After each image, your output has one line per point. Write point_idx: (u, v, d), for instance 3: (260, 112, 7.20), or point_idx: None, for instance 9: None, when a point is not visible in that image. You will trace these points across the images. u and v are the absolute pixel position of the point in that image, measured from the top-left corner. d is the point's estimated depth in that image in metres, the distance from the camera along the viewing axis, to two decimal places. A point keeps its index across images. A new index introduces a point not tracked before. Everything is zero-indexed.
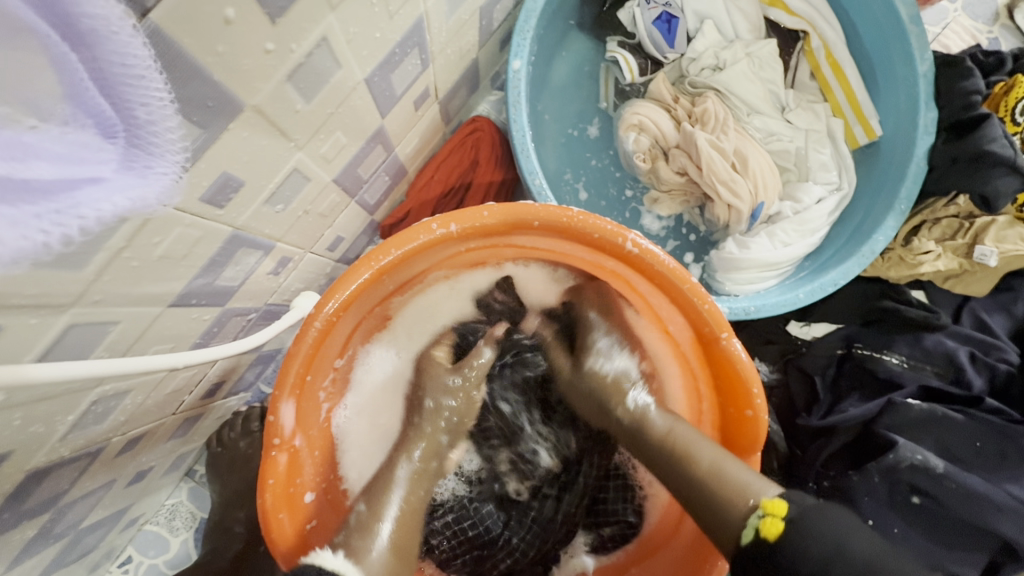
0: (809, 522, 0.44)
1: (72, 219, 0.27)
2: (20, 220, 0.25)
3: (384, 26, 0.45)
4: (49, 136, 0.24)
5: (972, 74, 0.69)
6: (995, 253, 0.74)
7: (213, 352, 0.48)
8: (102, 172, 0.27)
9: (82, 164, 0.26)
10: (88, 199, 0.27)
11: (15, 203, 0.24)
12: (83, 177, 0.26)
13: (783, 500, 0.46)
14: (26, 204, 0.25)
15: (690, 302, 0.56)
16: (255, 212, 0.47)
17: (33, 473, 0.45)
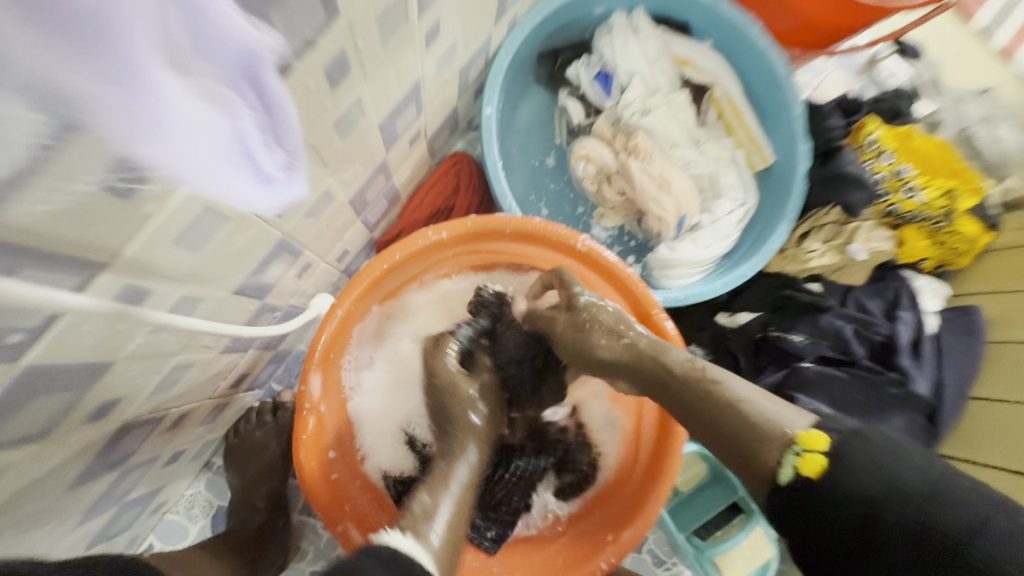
0: (845, 452, 0.49)
1: (267, 202, 0.40)
2: (248, 201, 0.37)
3: (394, 88, 0.62)
4: (266, 153, 0.36)
5: (830, 117, 0.96)
6: (863, 249, 0.95)
7: (256, 329, 0.61)
8: (280, 176, 0.39)
9: (275, 170, 0.38)
10: (274, 191, 0.39)
11: (248, 192, 0.36)
12: (273, 176, 0.38)
13: (820, 434, 0.51)
14: (251, 192, 0.37)
15: (628, 288, 0.75)
16: (296, 222, 0.62)
17: (121, 429, 0.58)
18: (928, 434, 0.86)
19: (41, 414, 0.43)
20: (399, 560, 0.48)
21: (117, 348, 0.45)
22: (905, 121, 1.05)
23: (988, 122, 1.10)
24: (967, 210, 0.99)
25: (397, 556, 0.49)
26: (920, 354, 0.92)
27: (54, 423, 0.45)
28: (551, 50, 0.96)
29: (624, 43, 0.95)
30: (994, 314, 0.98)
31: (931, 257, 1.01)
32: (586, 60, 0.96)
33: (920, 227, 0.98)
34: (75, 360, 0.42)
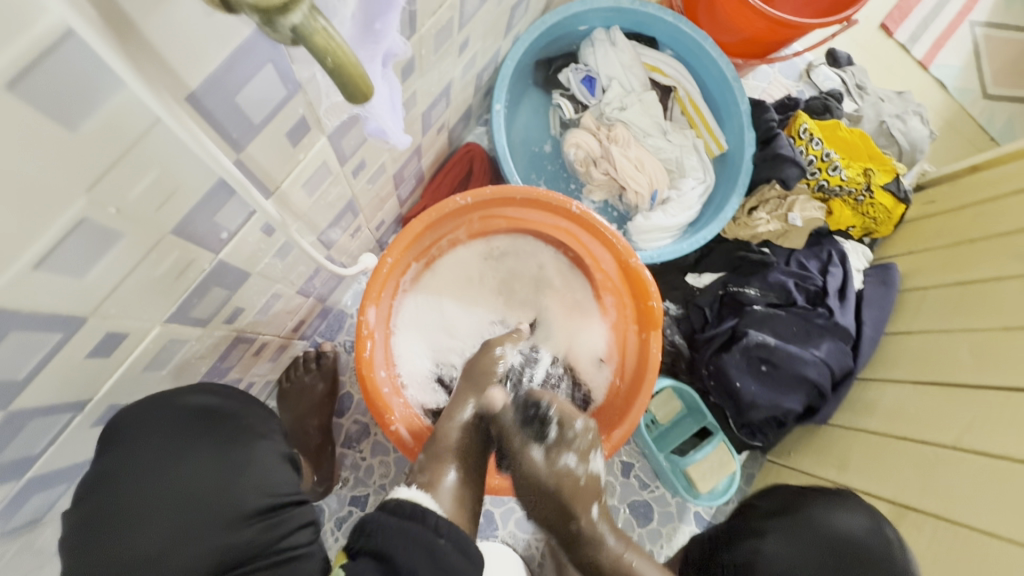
0: None
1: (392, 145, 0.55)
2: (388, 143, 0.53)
3: (436, 86, 0.82)
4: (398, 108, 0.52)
5: (768, 111, 1.21)
6: (799, 217, 1.16)
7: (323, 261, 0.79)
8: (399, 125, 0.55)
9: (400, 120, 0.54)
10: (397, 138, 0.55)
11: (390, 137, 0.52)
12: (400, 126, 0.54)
13: None
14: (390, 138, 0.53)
15: (612, 242, 0.96)
16: (362, 186, 0.82)
17: (232, 342, 0.76)
18: (848, 356, 1.10)
19: (211, 305, 0.60)
20: (405, 508, 0.65)
21: (257, 262, 0.64)
22: (835, 115, 1.28)
23: (900, 118, 1.35)
24: (883, 185, 1.22)
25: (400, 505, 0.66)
26: (845, 299, 1.15)
27: (213, 315, 0.63)
28: (546, 59, 1.19)
29: (604, 53, 1.17)
30: (906, 269, 1.21)
31: (856, 225, 1.25)
32: (574, 67, 1.18)
33: (845, 200, 1.23)
34: (238, 265, 0.60)
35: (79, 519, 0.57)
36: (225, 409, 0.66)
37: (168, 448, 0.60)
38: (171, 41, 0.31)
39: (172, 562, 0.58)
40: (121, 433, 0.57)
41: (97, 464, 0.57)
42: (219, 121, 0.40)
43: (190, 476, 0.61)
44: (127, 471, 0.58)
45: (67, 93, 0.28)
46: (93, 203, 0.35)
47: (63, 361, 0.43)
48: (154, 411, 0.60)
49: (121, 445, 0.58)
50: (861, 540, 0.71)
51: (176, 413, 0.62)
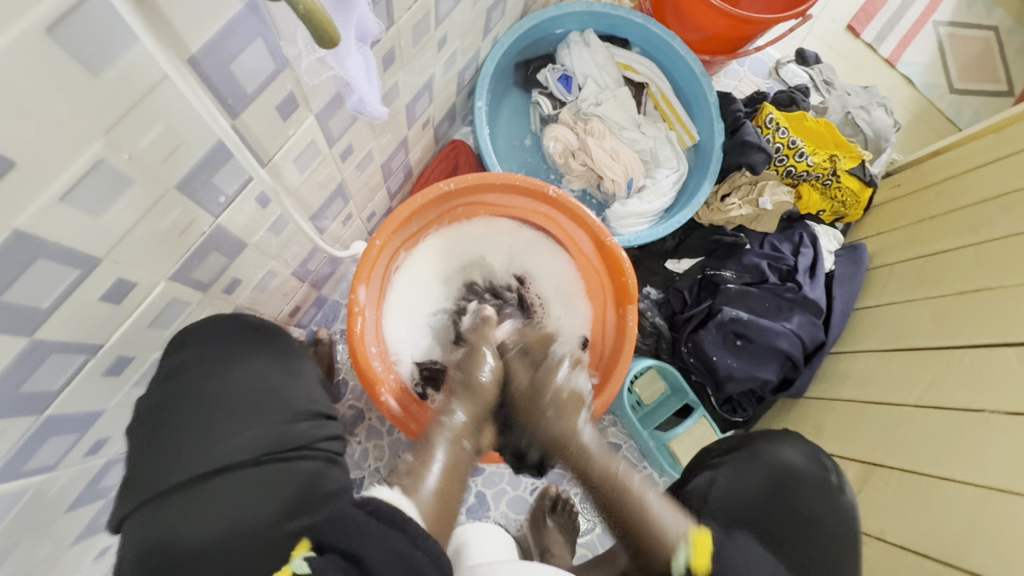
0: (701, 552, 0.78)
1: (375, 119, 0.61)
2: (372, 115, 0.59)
3: (417, 79, 0.89)
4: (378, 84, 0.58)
5: (735, 102, 1.28)
6: (768, 201, 1.22)
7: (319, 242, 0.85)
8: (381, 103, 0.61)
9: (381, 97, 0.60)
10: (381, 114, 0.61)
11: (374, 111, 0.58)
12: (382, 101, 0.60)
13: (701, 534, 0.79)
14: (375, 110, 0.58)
15: (588, 223, 1.03)
16: (350, 173, 0.88)
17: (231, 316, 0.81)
18: (818, 328, 1.15)
19: (211, 270, 0.67)
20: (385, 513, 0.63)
21: (253, 234, 0.70)
22: (801, 107, 1.35)
23: (865, 109, 1.41)
24: (848, 170, 1.28)
25: (380, 508, 0.64)
26: (815, 276, 1.20)
27: (212, 280, 0.69)
28: (524, 61, 1.27)
29: (579, 54, 1.25)
30: (874, 249, 1.27)
31: (826, 209, 1.31)
32: (551, 67, 1.26)
33: (814, 184, 1.28)
34: (235, 233, 0.66)
35: (155, 401, 0.64)
36: (276, 330, 0.77)
37: (235, 349, 0.70)
38: (175, 5, 0.38)
39: (232, 443, 0.65)
40: (197, 334, 0.67)
41: (181, 354, 0.66)
42: (216, 86, 0.47)
43: (250, 375, 0.70)
44: (199, 362, 0.67)
45: (92, 43, 0.35)
46: (109, 146, 0.41)
47: (80, 299, 0.49)
48: (225, 320, 0.71)
49: (198, 337, 0.68)
50: (799, 468, 0.90)
51: (240, 326, 0.73)
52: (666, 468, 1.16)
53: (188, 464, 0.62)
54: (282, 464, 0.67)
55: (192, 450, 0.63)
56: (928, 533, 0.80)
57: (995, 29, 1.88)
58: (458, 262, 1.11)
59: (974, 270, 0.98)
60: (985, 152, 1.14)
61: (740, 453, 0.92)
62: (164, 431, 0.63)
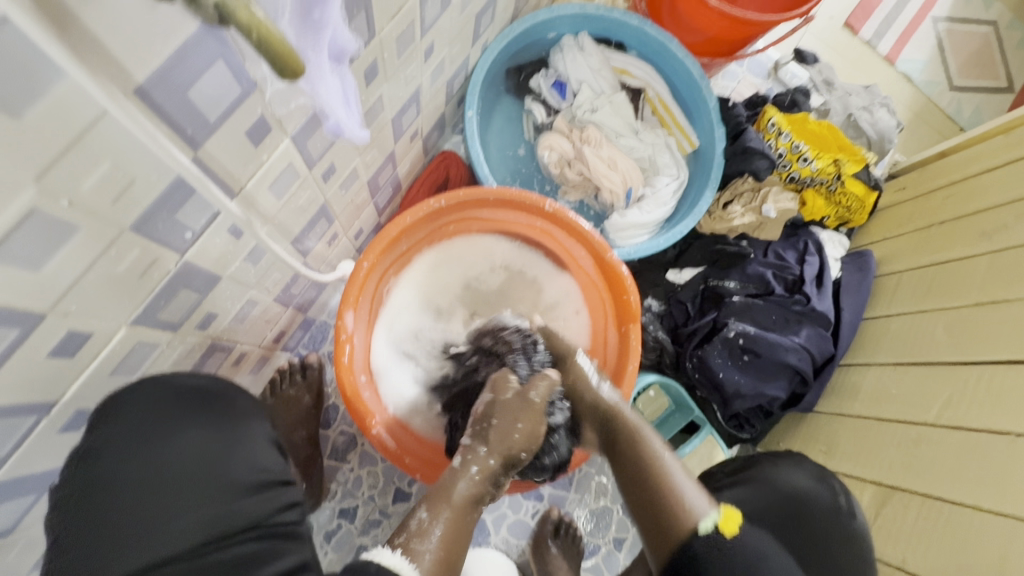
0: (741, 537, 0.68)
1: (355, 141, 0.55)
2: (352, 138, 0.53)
3: (403, 91, 0.84)
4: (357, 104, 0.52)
5: (735, 106, 1.24)
6: (772, 208, 1.18)
7: (300, 268, 0.80)
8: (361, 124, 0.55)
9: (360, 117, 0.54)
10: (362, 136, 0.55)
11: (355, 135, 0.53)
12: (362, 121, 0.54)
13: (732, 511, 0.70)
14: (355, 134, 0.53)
15: (586, 238, 0.98)
16: (334, 193, 0.83)
17: (208, 351, 0.75)
18: (827, 340, 1.11)
19: (180, 308, 0.61)
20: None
21: (226, 266, 0.64)
22: (802, 109, 1.31)
23: (868, 110, 1.37)
24: (853, 174, 1.24)
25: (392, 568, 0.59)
26: (822, 286, 1.16)
27: (184, 318, 0.63)
28: (516, 66, 1.22)
29: (573, 58, 1.20)
30: (882, 255, 1.23)
31: (831, 215, 1.27)
32: (544, 73, 1.22)
33: (818, 189, 1.24)
34: (206, 268, 0.60)
35: (74, 489, 0.57)
36: (216, 390, 0.69)
37: (162, 422, 0.62)
38: (112, 32, 0.33)
39: (164, 536, 0.57)
40: (116, 412, 0.59)
41: (100, 432, 0.58)
42: (171, 117, 0.42)
43: (184, 449, 0.62)
44: (125, 441, 0.59)
45: (10, 82, 0.30)
46: (43, 193, 0.36)
47: (23, 358, 0.44)
48: (155, 385, 0.63)
49: (113, 413, 0.59)
50: (808, 494, 0.79)
51: (172, 390, 0.64)
52: None
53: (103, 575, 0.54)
54: (221, 553, 0.58)
55: (117, 549, 0.55)
56: (951, 564, 0.76)
57: (993, 25, 1.85)
58: (452, 281, 1.05)
59: (989, 279, 0.94)
60: (995, 154, 1.10)
61: (745, 477, 0.81)
62: (86, 530, 0.56)
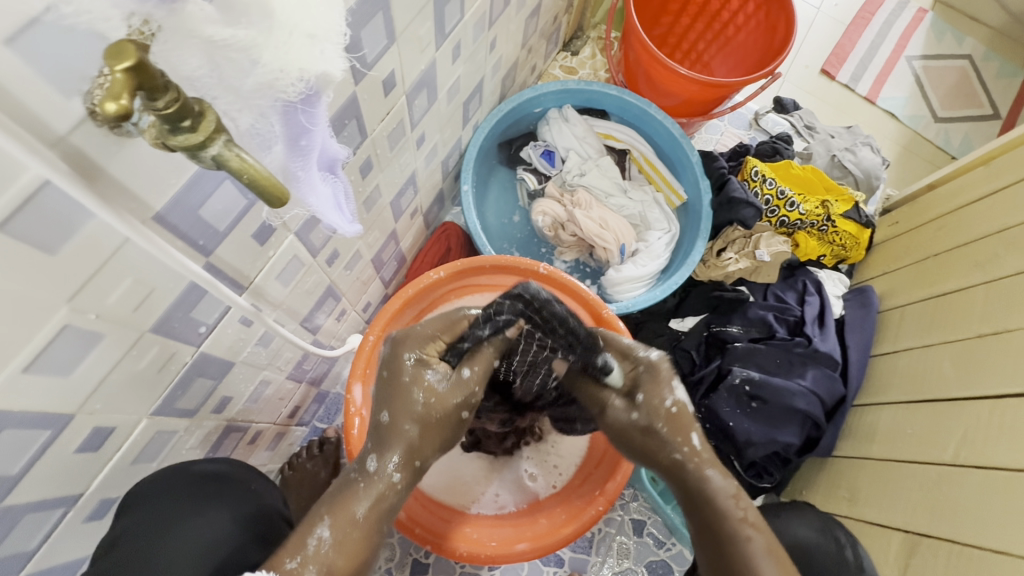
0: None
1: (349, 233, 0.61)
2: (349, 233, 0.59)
3: (398, 176, 0.92)
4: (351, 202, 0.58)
5: (717, 159, 1.30)
6: (765, 252, 1.20)
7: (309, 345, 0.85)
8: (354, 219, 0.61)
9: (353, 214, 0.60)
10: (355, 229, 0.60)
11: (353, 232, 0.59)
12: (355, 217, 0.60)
13: None
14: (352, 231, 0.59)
15: (583, 297, 1.03)
16: (340, 274, 0.89)
17: (225, 432, 0.79)
18: (836, 381, 1.10)
19: (196, 396, 0.65)
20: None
21: (238, 352, 0.69)
22: (785, 156, 1.36)
23: (851, 150, 1.42)
24: (843, 214, 1.27)
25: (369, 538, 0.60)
26: (824, 326, 1.16)
27: (199, 404, 0.67)
28: (507, 141, 1.32)
29: (559, 129, 1.29)
30: (883, 290, 1.23)
31: (826, 253, 1.29)
32: (533, 144, 1.30)
33: (809, 231, 1.27)
34: (220, 356, 0.65)
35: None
36: (229, 473, 0.74)
37: (183, 506, 0.67)
38: (133, 176, 0.39)
39: None
40: (138, 500, 0.63)
41: (122, 523, 0.62)
42: (185, 233, 0.48)
43: (204, 531, 0.68)
44: (147, 529, 0.64)
45: (49, 230, 0.36)
46: (74, 310, 0.42)
47: (53, 456, 0.48)
48: (178, 470, 0.68)
49: (141, 503, 0.63)
50: (816, 546, 0.80)
51: (189, 479, 0.69)
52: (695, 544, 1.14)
53: None
54: None
55: None
56: None
57: (969, 58, 1.91)
58: None
59: (988, 310, 0.94)
60: (980, 184, 1.13)
61: None
62: None
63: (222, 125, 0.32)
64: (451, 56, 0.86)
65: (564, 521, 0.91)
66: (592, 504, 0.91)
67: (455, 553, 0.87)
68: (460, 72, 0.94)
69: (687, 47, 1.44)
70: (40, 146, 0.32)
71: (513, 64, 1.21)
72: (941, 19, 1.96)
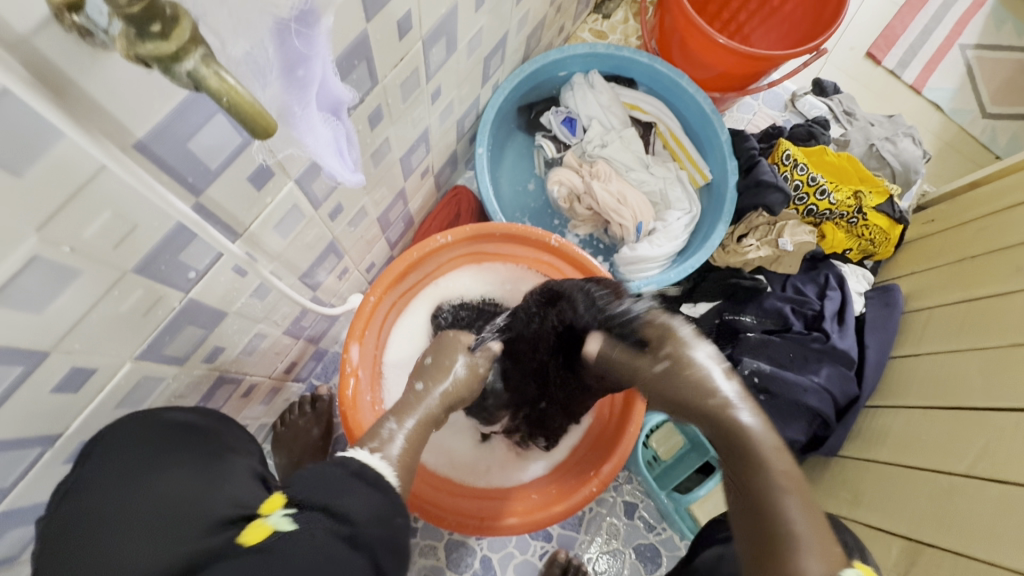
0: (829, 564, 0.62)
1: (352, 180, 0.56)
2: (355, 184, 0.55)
3: (410, 132, 0.87)
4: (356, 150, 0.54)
5: (747, 139, 1.24)
6: (788, 240, 1.14)
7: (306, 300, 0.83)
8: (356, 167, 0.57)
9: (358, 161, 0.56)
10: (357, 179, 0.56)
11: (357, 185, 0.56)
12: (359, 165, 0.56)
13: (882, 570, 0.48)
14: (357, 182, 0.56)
15: (593, 272, 0.99)
16: (343, 230, 0.86)
17: (217, 382, 0.77)
18: (850, 381, 1.06)
19: (186, 344, 0.63)
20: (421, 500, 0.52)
21: (232, 302, 0.66)
22: (821, 141, 1.28)
23: (891, 140, 1.33)
24: (875, 207, 1.20)
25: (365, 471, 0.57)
26: (844, 322, 1.11)
27: (189, 352, 0.65)
28: (528, 104, 1.25)
29: (583, 96, 1.22)
30: (909, 290, 1.17)
31: (853, 248, 1.22)
32: (555, 110, 1.24)
33: (838, 223, 1.21)
34: (212, 304, 0.63)
35: (51, 528, 0.53)
36: (205, 426, 0.67)
37: (152, 454, 0.59)
38: (110, 94, 0.35)
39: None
40: (115, 442, 0.58)
41: (85, 471, 0.56)
42: (172, 167, 0.44)
43: (172, 485, 0.58)
44: (114, 479, 0.56)
45: (9, 147, 0.32)
46: (45, 242, 0.38)
47: (26, 395, 0.46)
48: (155, 416, 0.62)
49: (109, 450, 0.57)
50: None
51: (164, 426, 0.62)
52: (688, 533, 1.12)
53: None
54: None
55: None
56: None
57: None
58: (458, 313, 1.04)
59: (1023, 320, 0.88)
60: None
61: None
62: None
63: (199, 35, 0.28)
64: (474, 4, 0.80)
65: (556, 499, 0.89)
66: (586, 484, 0.89)
67: (445, 523, 0.86)
68: (483, 23, 0.88)
69: (727, 16, 1.34)
70: None
71: (540, 23, 1.13)
72: (1003, 6, 1.83)
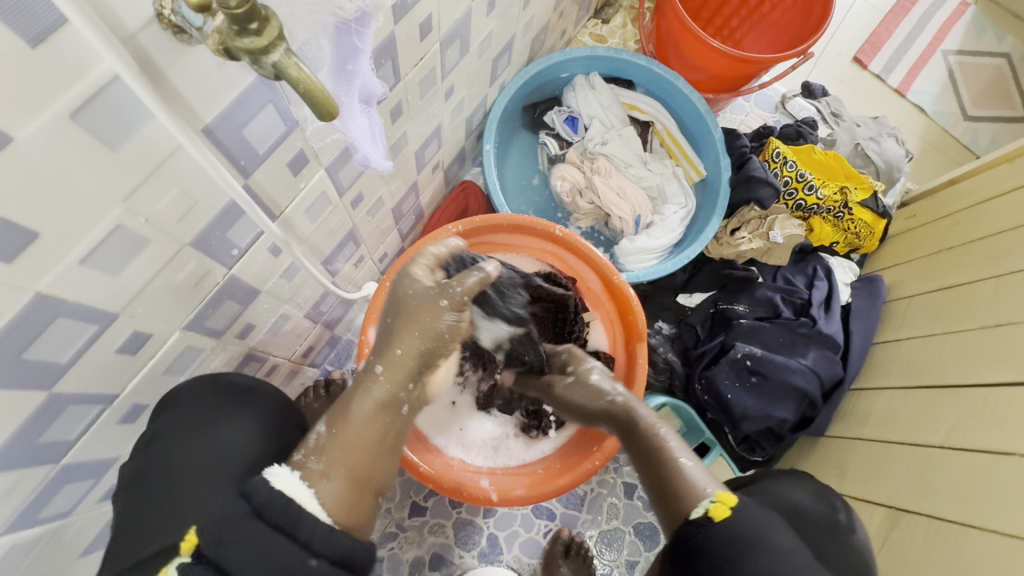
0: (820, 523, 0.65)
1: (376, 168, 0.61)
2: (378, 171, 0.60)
3: (424, 127, 0.93)
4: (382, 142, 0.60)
5: (739, 137, 1.31)
6: (778, 233, 1.21)
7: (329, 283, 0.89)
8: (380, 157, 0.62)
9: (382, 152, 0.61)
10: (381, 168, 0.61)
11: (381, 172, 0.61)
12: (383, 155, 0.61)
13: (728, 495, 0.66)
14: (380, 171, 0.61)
15: (595, 260, 1.05)
16: (362, 219, 0.91)
17: (246, 359, 0.83)
18: (836, 364, 1.13)
19: (224, 318, 0.69)
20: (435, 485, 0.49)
21: (264, 281, 0.71)
22: (809, 140, 1.35)
23: (875, 140, 1.40)
24: (860, 202, 1.28)
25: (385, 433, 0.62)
26: (830, 309, 1.18)
27: (226, 326, 0.71)
28: (531, 104, 1.32)
29: (584, 96, 1.29)
30: (892, 281, 1.24)
31: (840, 241, 1.29)
32: (557, 109, 1.30)
33: (825, 217, 1.27)
34: (249, 282, 0.68)
35: (134, 469, 0.66)
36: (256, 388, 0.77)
37: (214, 410, 0.70)
38: (189, 82, 0.41)
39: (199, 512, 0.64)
40: (177, 399, 0.68)
41: (160, 420, 0.66)
42: (229, 150, 0.50)
43: (236, 435, 0.71)
44: (185, 427, 0.68)
45: (110, 125, 0.38)
46: (127, 212, 0.44)
47: (95, 354, 0.52)
48: (212, 376, 0.72)
49: (173, 404, 0.67)
50: None
51: (219, 386, 0.72)
52: None
53: (152, 538, 0.62)
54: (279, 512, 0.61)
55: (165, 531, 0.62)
56: None
57: (1007, 57, 1.87)
58: None
59: (994, 304, 0.95)
60: (1001, 181, 1.12)
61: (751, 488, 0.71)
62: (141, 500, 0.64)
63: (282, 32, 0.34)
64: (485, 9, 0.86)
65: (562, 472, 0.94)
66: (588, 458, 0.94)
67: (459, 496, 0.92)
68: (492, 27, 0.94)
69: (720, 22, 1.41)
70: (112, 39, 0.34)
71: (543, 27, 1.20)
72: (983, 14, 1.91)
